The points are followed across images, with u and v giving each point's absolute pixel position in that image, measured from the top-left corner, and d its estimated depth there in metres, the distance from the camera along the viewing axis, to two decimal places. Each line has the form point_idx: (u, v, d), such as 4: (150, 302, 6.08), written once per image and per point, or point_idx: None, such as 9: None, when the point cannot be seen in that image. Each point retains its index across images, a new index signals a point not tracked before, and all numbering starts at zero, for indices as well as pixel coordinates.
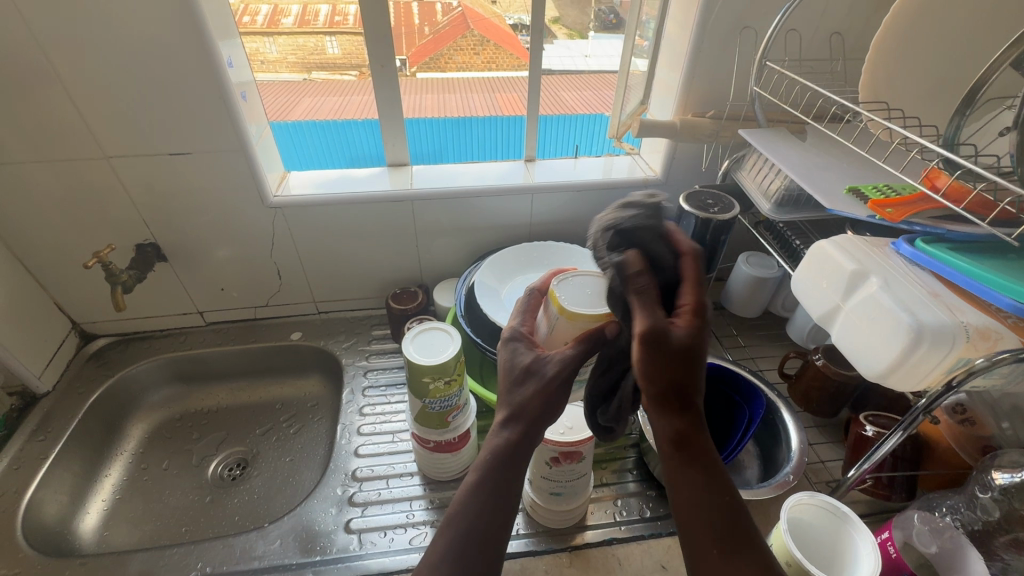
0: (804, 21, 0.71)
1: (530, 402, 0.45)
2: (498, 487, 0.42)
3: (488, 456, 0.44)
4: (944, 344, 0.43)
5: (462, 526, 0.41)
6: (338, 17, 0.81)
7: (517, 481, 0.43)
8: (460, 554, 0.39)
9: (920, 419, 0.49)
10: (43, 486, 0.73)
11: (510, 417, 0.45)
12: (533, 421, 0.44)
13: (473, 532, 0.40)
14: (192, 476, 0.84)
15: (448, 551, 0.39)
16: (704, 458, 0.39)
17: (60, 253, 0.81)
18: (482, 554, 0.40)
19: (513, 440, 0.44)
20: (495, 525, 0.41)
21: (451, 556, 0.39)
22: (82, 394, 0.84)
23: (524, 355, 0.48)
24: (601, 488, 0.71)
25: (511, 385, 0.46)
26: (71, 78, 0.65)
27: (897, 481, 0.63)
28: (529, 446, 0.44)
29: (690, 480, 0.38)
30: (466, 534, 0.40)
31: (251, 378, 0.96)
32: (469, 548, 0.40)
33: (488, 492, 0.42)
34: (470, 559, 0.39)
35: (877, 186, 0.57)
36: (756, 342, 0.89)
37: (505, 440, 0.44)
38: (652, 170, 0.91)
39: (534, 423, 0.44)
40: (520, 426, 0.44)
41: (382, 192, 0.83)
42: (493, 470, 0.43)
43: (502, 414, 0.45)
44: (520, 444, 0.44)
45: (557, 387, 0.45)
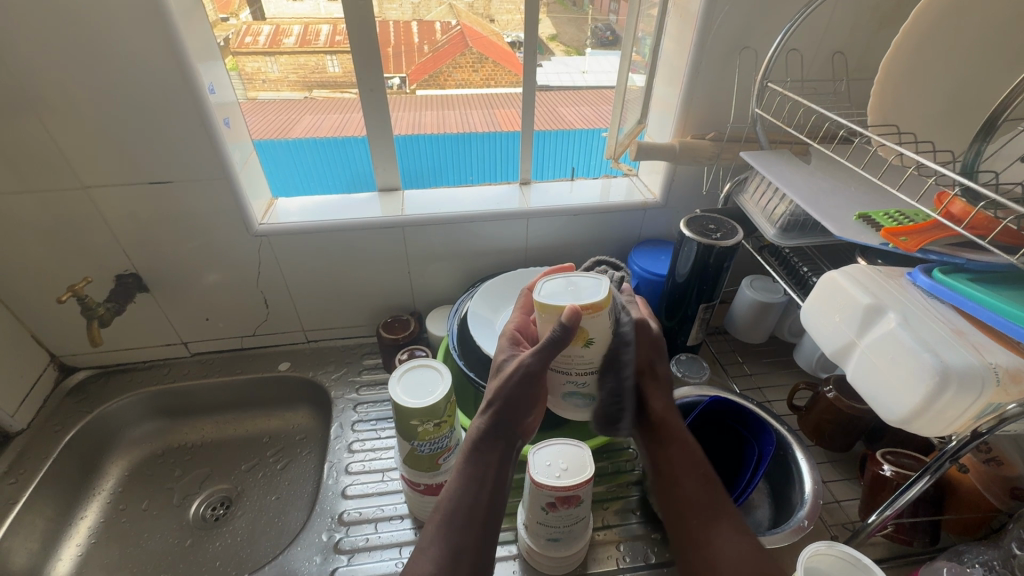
0: (805, 41, 0.69)
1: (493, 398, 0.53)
2: (476, 469, 0.54)
3: (468, 446, 0.55)
4: (972, 388, 0.40)
5: (448, 507, 0.52)
6: (339, 36, 0.74)
7: (491, 465, 0.54)
8: (444, 536, 0.51)
9: (947, 464, 0.45)
10: (11, 534, 0.69)
11: (486, 411, 0.54)
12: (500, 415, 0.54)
13: (456, 514, 0.52)
14: (172, 518, 0.80)
15: (436, 533, 0.51)
16: (683, 443, 0.58)
17: (36, 285, 0.78)
18: (466, 531, 0.51)
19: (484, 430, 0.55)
20: (478, 508, 0.52)
21: (437, 540, 0.51)
22: (57, 431, 0.80)
23: (506, 360, 0.54)
24: (602, 531, 0.67)
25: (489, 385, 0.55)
26: (45, 107, 0.63)
27: (921, 526, 0.59)
28: (501, 434, 0.54)
29: (672, 455, 0.58)
30: (450, 516, 0.52)
31: (237, 411, 0.93)
32: (453, 526, 0.51)
33: (469, 477, 0.54)
34: (453, 536, 0.51)
35: (889, 212, 0.54)
36: (763, 370, 0.86)
37: (480, 427, 0.55)
38: (651, 193, 0.88)
39: (501, 415, 0.54)
40: (491, 417, 0.54)
41: (372, 219, 0.80)
42: (471, 457, 0.55)
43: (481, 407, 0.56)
44: (491, 429, 0.54)
45: (513, 381, 0.51)
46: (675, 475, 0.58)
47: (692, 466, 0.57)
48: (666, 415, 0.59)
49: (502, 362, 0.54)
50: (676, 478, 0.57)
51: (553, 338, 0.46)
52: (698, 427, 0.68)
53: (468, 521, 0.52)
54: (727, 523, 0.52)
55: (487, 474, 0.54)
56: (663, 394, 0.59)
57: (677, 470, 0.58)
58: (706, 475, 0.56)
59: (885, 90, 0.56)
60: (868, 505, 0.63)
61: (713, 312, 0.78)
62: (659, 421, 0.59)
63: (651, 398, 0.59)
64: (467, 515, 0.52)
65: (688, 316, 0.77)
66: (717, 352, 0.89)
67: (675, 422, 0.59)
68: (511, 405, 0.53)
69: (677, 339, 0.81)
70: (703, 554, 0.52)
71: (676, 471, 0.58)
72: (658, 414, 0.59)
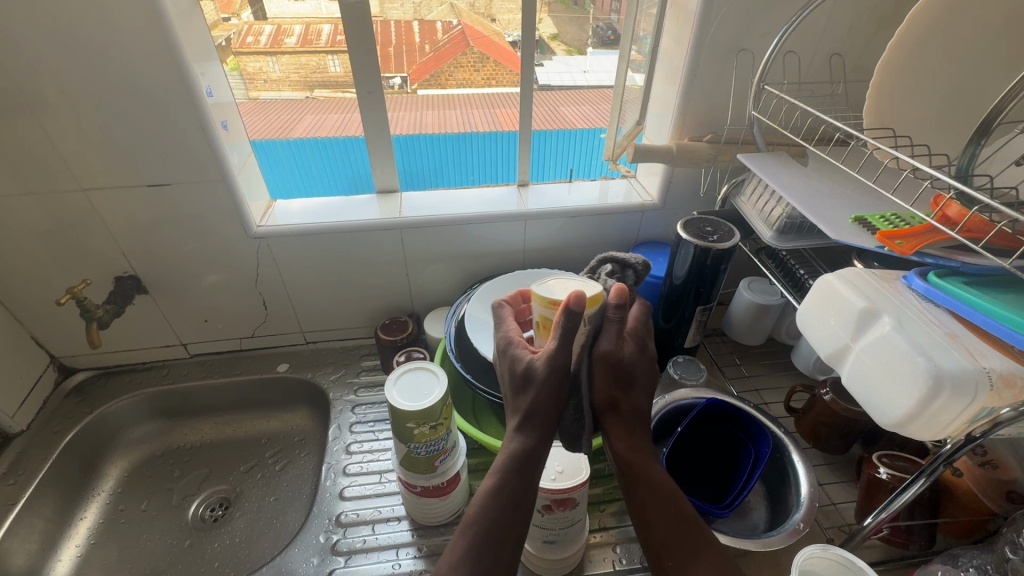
0: (802, 43, 0.69)
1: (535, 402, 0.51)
2: (516, 485, 0.49)
3: (506, 459, 0.50)
4: (966, 392, 0.40)
5: (484, 524, 0.46)
6: (340, 36, 0.74)
7: (532, 483, 0.50)
8: (479, 552, 0.45)
9: (941, 467, 0.45)
10: (10, 534, 0.70)
11: (523, 422, 0.51)
12: (541, 423, 0.51)
13: (492, 529, 0.46)
14: (172, 518, 0.80)
15: (466, 551, 0.45)
16: (652, 482, 0.51)
17: (35, 287, 0.78)
18: (500, 551, 0.46)
19: (526, 445, 0.51)
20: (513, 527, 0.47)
21: (470, 556, 0.44)
22: (57, 432, 0.81)
23: (521, 360, 0.53)
24: (599, 533, 0.67)
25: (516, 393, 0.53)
26: (44, 111, 0.63)
27: (916, 529, 0.59)
28: (541, 452, 0.51)
29: (642, 497, 0.51)
30: (487, 531, 0.46)
31: (236, 412, 0.93)
32: (490, 542, 0.46)
33: (508, 492, 0.48)
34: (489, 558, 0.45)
35: (884, 215, 0.54)
36: (761, 372, 0.86)
37: (519, 444, 0.51)
38: (649, 195, 0.88)
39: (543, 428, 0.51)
40: (533, 432, 0.51)
41: (369, 221, 0.81)
42: (511, 472, 0.49)
43: (514, 419, 0.52)
44: (532, 445, 0.51)
45: (552, 384, 0.51)
46: (646, 515, 0.50)
47: (662, 504, 0.50)
48: (632, 452, 0.52)
49: (522, 361, 0.53)
50: (647, 518, 0.50)
51: (566, 328, 0.49)
52: (694, 430, 0.67)
53: (503, 539, 0.46)
54: (703, 570, 0.46)
55: (526, 493, 0.49)
56: (626, 431, 0.53)
57: (648, 509, 0.50)
58: (677, 514, 0.50)
59: (881, 92, 0.56)
60: (863, 508, 0.63)
61: (710, 314, 0.78)
62: (625, 460, 0.52)
63: (613, 436, 0.53)
64: (504, 531, 0.46)
65: (685, 318, 0.77)
66: (715, 354, 0.89)
67: (643, 456, 0.52)
68: (549, 417, 0.51)
69: (675, 341, 0.81)
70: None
71: (646, 510, 0.50)
72: (622, 453, 0.52)
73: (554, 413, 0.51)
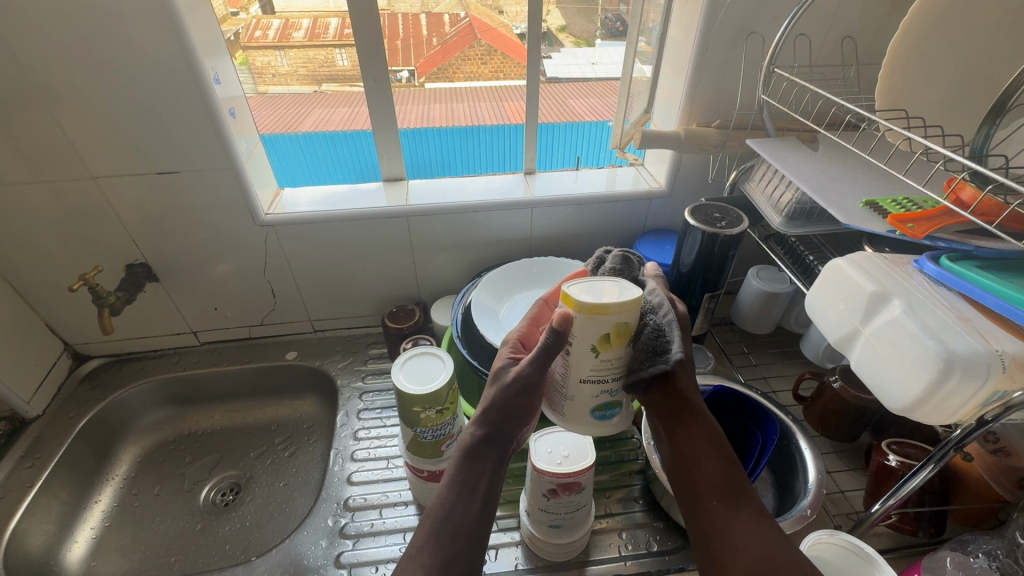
0: (814, 26, 0.68)
1: (490, 402, 0.48)
2: (472, 474, 0.47)
3: (460, 449, 0.49)
4: (978, 374, 0.39)
5: (438, 516, 0.46)
6: (348, 29, 0.74)
7: (485, 473, 0.48)
8: (436, 543, 0.44)
9: (951, 453, 0.45)
10: (28, 516, 0.71)
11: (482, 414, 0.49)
12: (495, 420, 0.48)
13: (449, 520, 0.45)
14: (183, 503, 0.82)
15: (427, 538, 0.45)
16: (705, 426, 0.48)
17: (48, 275, 0.79)
18: (456, 540, 0.45)
19: (480, 436, 0.48)
20: (467, 519, 0.46)
21: (428, 547, 0.44)
22: (72, 418, 0.82)
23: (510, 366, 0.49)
24: (605, 519, 0.67)
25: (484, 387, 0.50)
26: (54, 99, 0.63)
27: (925, 515, 0.59)
28: (498, 442, 0.48)
29: (695, 437, 0.48)
30: (441, 524, 0.45)
31: (246, 399, 0.94)
32: (446, 532, 0.45)
33: (463, 483, 0.47)
34: (449, 545, 0.44)
35: (896, 199, 0.53)
36: (769, 360, 0.85)
37: (472, 435, 0.49)
38: (656, 182, 0.87)
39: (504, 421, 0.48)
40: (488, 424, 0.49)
41: (377, 209, 0.81)
42: (463, 463, 0.48)
43: (476, 410, 0.50)
44: (484, 436, 0.48)
45: (512, 391, 0.47)
46: (695, 456, 0.47)
47: (714, 448, 0.47)
48: (691, 393, 0.48)
49: (502, 366, 0.50)
50: (695, 459, 0.47)
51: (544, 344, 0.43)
52: None
53: (458, 531, 0.45)
54: (749, 519, 0.44)
55: (479, 482, 0.47)
56: (687, 374, 0.48)
57: (697, 452, 0.48)
58: (730, 458, 0.47)
59: (893, 74, 0.56)
60: (871, 495, 0.62)
61: (718, 302, 0.78)
62: (683, 402, 0.48)
63: (671, 377, 0.46)
64: (457, 523, 0.45)
65: (693, 306, 0.77)
66: (723, 343, 0.88)
67: (696, 398, 0.49)
68: (506, 411, 0.48)
69: None
70: (723, 548, 0.44)
71: (695, 451, 0.48)
72: (681, 395, 0.47)
73: (512, 414, 0.48)
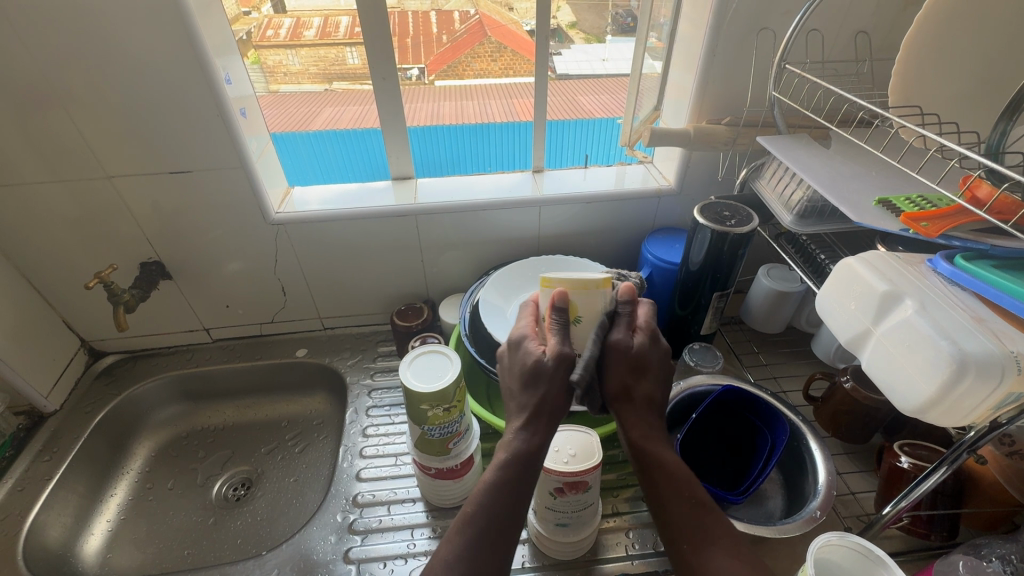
0: (827, 21, 0.67)
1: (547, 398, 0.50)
2: (518, 481, 0.48)
3: (507, 456, 0.49)
4: (992, 377, 0.39)
5: (477, 526, 0.46)
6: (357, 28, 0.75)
7: (532, 481, 0.49)
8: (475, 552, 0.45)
9: (964, 454, 0.44)
10: (46, 509, 0.73)
11: (523, 424, 0.50)
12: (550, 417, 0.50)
13: (491, 529, 0.46)
14: (196, 497, 0.83)
15: (470, 544, 0.46)
16: (666, 468, 0.50)
17: (66, 272, 0.81)
18: (495, 548, 0.46)
19: (530, 444, 0.49)
20: (511, 523, 0.47)
21: (470, 552, 0.45)
22: (88, 412, 0.84)
23: (530, 354, 0.52)
24: (613, 518, 0.67)
25: (524, 386, 0.50)
26: (69, 100, 0.65)
27: (938, 518, 0.58)
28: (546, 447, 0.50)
29: (658, 482, 0.50)
30: (481, 532, 0.46)
31: (257, 396, 0.95)
32: (487, 539, 0.46)
33: (507, 490, 0.48)
34: (488, 551, 0.46)
35: (910, 197, 0.52)
36: (780, 360, 0.84)
37: (520, 443, 0.49)
38: (665, 180, 0.87)
39: (551, 421, 0.50)
40: (541, 428, 0.50)
41: (385, 207, 0.81)
42: (512, 470, 0.48)
43: (520, 415, 0.50)
44: (539, 438, 0.49)
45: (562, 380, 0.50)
46: (660, 501, 0.50)
47: (677, 491, 0.50)
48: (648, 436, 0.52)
49: (531, 357, 0.51)
50: (661, 501, 0.50)
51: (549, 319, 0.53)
52: (711, 415, 0.67)
53: (501, 536, 0.47)
54: (721, 555, 0.46)
55: (526, 491, 0.49)
56: (641, 417, 0.52)
57: (662, 494, 0.50)
58: (695, 501, 0.49)
59: (907, 69, 0.55)
60: (883, 496, 0.62)
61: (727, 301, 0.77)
62: (639, 446, 0.51)
63: (626, 422, 0.52)
64: (500, 530, 0.47)
65: (701, 305, 0.76)
66: (732, 342, 0.88)
67: (657, 443, 0.52)
68: (553, 411, 0.50)
69: (690, 328, 0.81)
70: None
71: (658, 496, 0.50)
72: (636, 438, 0.51)
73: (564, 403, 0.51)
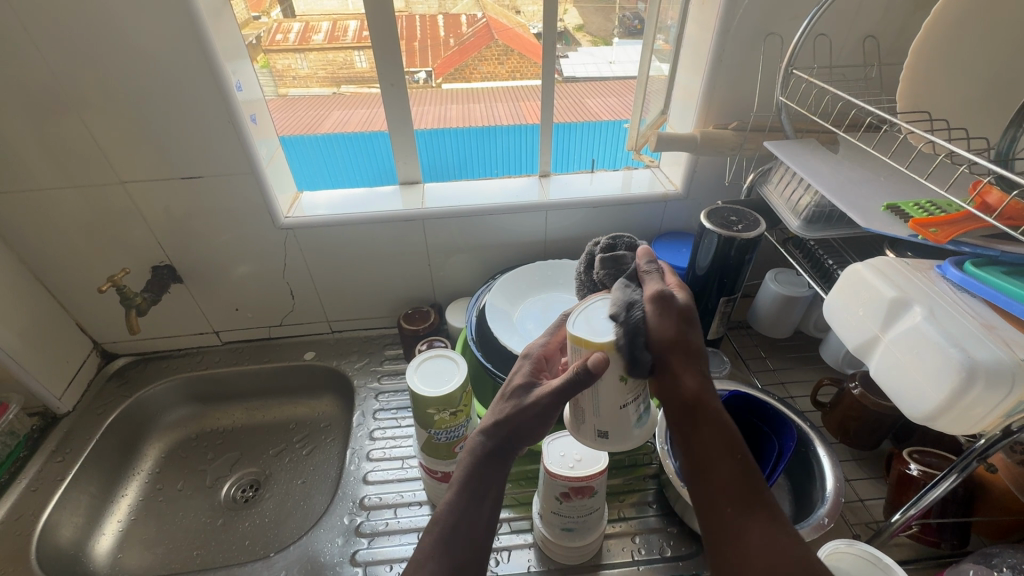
0: (835, 26, 0.67)
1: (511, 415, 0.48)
2: (480, 481, 0.47)
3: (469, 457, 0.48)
4: (1002, 384, 0.38)
5: (446, 522, 0.45)
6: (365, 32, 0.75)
7: (494, 479, 0.47)
8: (445, 549, 0.44)
9: (975, 463, 0.44)
10: (59, 509, 0.74)
11: (492, 425, 0.48)
12: (513, 430, 0.47)
13: (457, 529, 0.45)
14: (205, 498, 0.84)
15: (435, 544, 0.44)
16: (719, 426, 0.43)
17: (80, 276, 0.82)
18: (462, 549, 0.44)
19: (490, 446, 0.48)
20: (473, 527, 0.45)
21: (438, 553, 0.44)
22: (101, 414, 0.85)
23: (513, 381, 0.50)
24: (619, 523, 0.67)
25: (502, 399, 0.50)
26: (83, 107, 0.66)
27: (948, 527, 0.58)
28: (506, 451, 0.48)
29: (706, 441, 0.42)
30: (446, 530, 0.45)
31: (266, 398, 0.96)
32: (453, 541, 0.44)
33: (468, 491, 0.46)
34: (455, 550, 0.44)
35: (919, 203, 0.52)
36: (787, 365, 0.84)
37: (480, 442, 0.48)
38: (673, 185, 0.87)
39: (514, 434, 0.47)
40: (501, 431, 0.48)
41: (393, 212, 0.82)
42: (472, 472, 0.47)
43: (487, 422, 0.49)
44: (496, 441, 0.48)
45: (533, 412, 0.47)
46: (704, 463, 0.42)
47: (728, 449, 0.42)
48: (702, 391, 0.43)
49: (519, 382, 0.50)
50: (703, 460, 0.42)
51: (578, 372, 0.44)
52: None
53: (468, 535, 0.45)
54: (763, 522, 0.39)
55: (489, 489, 0.47)
56: (697, 369, 0.43)
57: (711, 451, 0.42)
58: (745, 462, 0.42)
59: (918, 73, 0.55)
60: (892, 503, 0.61)
61: (734, 306, 0.77)
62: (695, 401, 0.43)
63: (677, 375, 0.43)
64: (467, 531, 0.45)
65: (708, 309, 0.76)
66: (740, 347, 0.88)
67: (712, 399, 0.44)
68: (521, 430, 0.47)
69: None
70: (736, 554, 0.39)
71: (704, 456, 0.42)
72: (694, 392, 0.43)
73: (534, 426, 0.47)
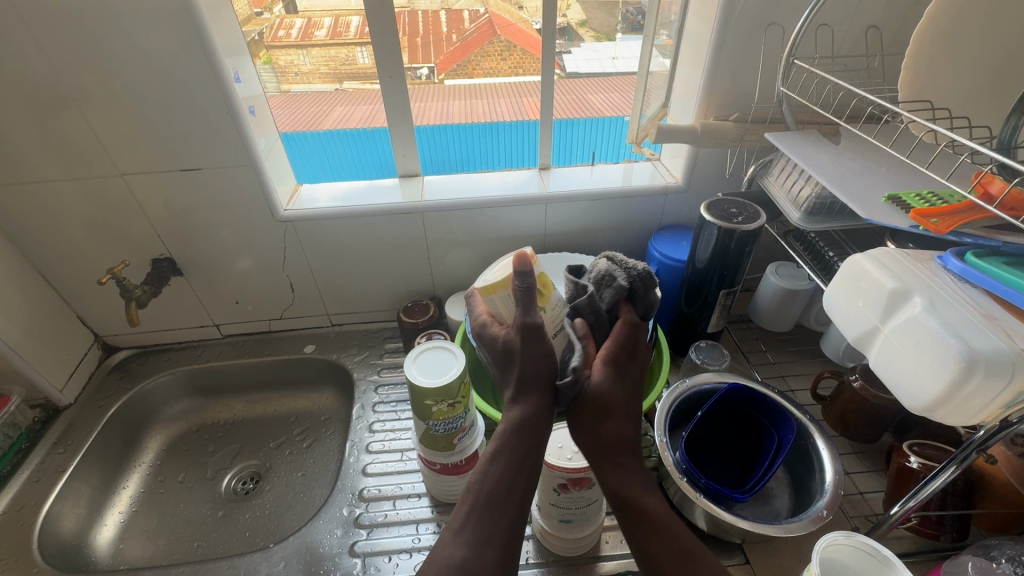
0: (837, 16, 0.66)
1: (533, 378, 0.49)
2: (519, 453, 0.48)
3: (507, 425, 0.50)
4: (1002, 374, 0.38)
5: (480, 493, 0.47)
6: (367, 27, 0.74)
7: (533, 449, 0.49)
8: (480, 517, 0.46)
9: (974, 453, 0.44)
10: (60, 500, 0.74)
11: (521, 398, 0.50)
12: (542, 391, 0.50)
13: (492, 496, 0.47)
14: (206, 490, 0.84)
15: (469, 517, 0.46)
16: None
17: (80, 268, 0.83)
18: (499, 519, 0.46)
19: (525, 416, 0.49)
20: (512, 493, 0.47)
21: (471, 524, 0.46)
22: (101, 406, 0.85)
23: (497, 336, 0.51)
24: (617, 515, 0.67)
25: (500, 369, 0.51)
26: (82, 100, 0.66)
27: (948, 519, 0.58)
28: (541, 421, 0.50)
29: None
30: (484, 501, 0.47)
31: (265, 391, 0.96)
32: (488, 510, 0.46)
33: (506, 459, 0.48)
34: (491, 520, 0.46)
35: (920, 194, 0.51)
36: (788, 358, 0.84)
37: (520, 415, 0.49)
38: (673, 177, 0.86)
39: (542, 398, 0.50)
40: (530, 404, 0.50)
41: (393, 204, 0.82)
42: (511, 439, 0.49)
43: (511, 391, 0.50)
44: (533, 412, 0.49)
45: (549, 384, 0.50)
46: None
47: None
48: None
49: (499, 338, 0.51)
50: None
51: (522, 288, 0.50)
52: (717, 414, 0.66)
53: (503, 507, 0.47)
54: None
55: (527, 467, 0.49)
56: None
57: None
58: None
59: (919, 61, 0.54)
60: (891, 497, 0.61)
61: (735, 299, 0.77)
62: None
63: None
64: (502, 503, 0.47)
65: (708, 302, 0.76)
66: (740, 340, 0.87)
67: None
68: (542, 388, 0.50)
69: (697, 326, 0.81)
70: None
71: None
72: None
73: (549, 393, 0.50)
